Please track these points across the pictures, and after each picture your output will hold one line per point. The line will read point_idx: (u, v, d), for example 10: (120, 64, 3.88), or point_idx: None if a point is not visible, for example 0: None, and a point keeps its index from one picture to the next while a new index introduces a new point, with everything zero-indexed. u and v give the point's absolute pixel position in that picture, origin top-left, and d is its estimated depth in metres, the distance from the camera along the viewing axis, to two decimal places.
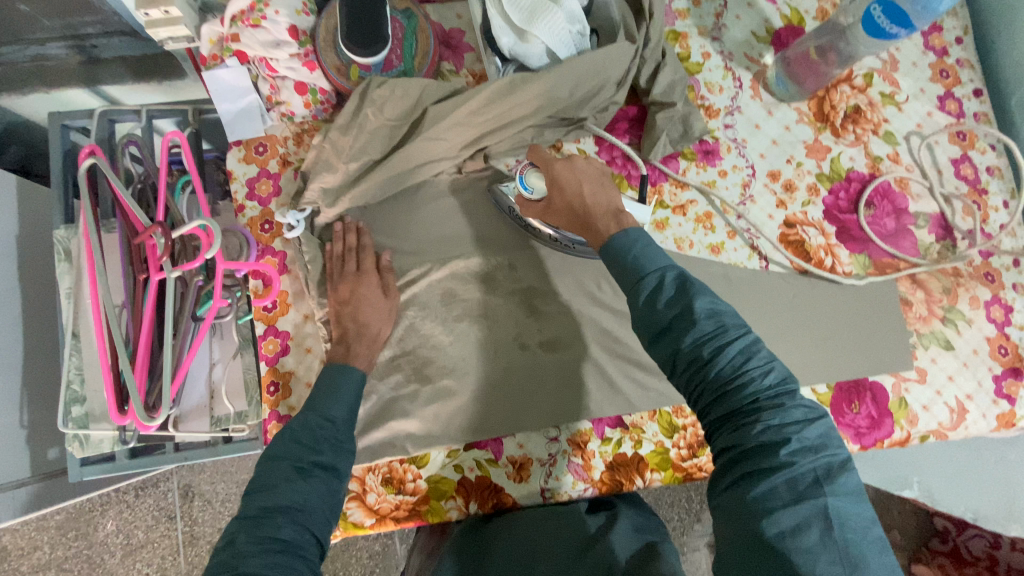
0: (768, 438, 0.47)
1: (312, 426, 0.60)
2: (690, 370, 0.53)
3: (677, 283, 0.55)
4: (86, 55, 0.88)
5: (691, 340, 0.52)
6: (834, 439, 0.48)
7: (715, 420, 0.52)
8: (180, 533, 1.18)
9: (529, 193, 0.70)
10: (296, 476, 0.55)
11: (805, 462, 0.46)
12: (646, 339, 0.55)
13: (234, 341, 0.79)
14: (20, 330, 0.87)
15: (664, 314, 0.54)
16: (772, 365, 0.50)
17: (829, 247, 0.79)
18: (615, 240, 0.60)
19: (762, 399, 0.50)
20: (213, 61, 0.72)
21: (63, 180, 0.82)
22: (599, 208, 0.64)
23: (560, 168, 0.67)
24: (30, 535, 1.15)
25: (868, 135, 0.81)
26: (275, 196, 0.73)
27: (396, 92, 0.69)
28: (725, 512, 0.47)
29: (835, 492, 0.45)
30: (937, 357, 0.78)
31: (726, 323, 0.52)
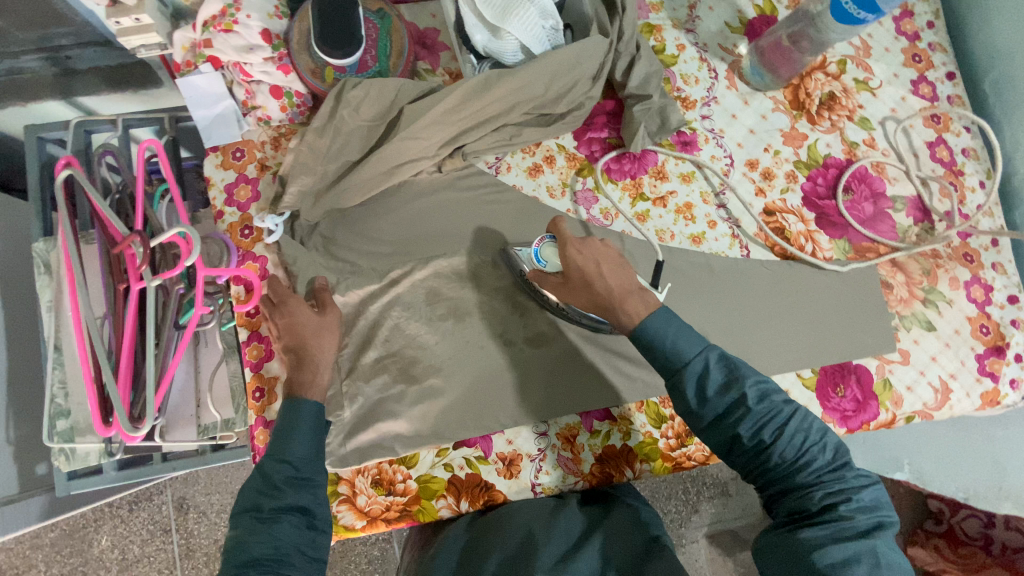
0: (828, 500, 0.54)
1: (276, 458, 0.59)
2: (749, 450, 0.57)
3: (724, 366, 0.58)
4: (60, 66, 0.87)
5: (750, 425, 0.56)
6: (880, 498, 0.55)
7: (773, 489, 0.57)
8: (175, 546, 1.17)
9: (544, 266, 0.69)
10: (261, 527, 0.55)
11: (860, 517, 0.53)
12: (699, 425, 0.58)
13: (218, 348, 0.78)
14: (4, 345, 0.87)
15: (719, 401, 0.57)
16: (825, 438, 0.56)
17: (809, 233, 0.79)
18: (648, 327, 0.60)
19: (821, 472, 0.55)
20: (186, 66, 0.70)
21: (41, 194, 0.81)
22: (622, 291, 0.63)
23: (578, 247, 0.65)
24: (24, 553, 1.14)
25: (844, 121, 0.82)
26: (255, 201, 0.73)
27: (371, 93, 0.68)
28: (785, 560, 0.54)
29: (884, 541, 0.52)
30: (919, 338, 0.79)
31: (780, 404, 0.56)
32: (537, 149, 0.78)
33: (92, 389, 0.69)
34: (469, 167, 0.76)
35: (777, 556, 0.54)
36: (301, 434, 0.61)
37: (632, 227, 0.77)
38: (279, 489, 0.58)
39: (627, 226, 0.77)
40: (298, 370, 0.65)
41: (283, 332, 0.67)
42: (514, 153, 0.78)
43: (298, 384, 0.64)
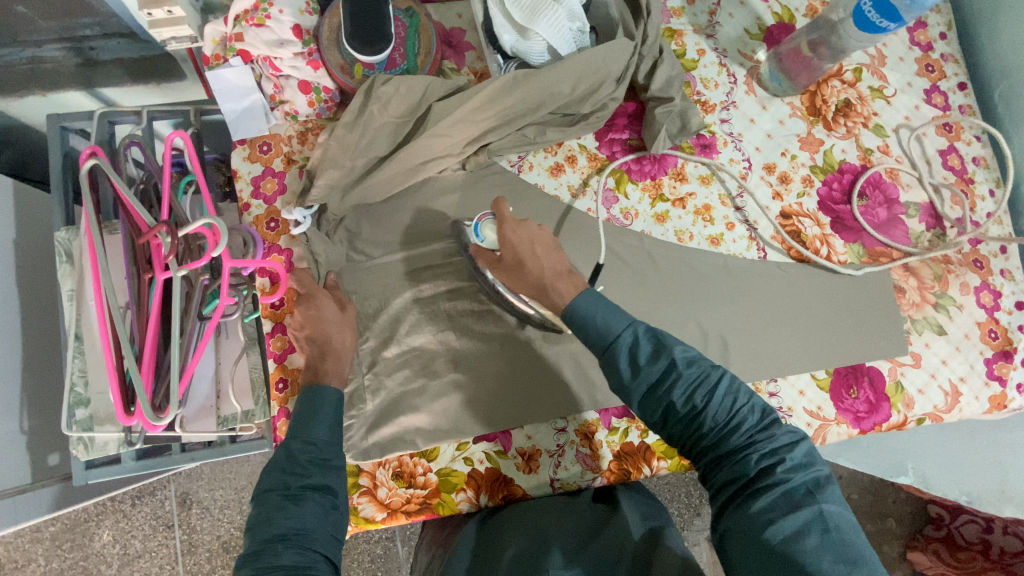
0: (764, 463, 0.53)
1: (302, 440, 0.60)
2: (684, 419, 0.57)
3: (652, 337, 0.59)
4: (84, 58, 0.88)
5: (681, 391, 0.56)
6: (816, 456, 0.55)
7: (711, 460, 0.56)
8: (178, 541, 1.17)
9: (481, 241, 0.71)
10: (288, 504, 0.56)
11: (797, 477, 0.52)
12: (636, 398, 0.58)
13: (240, 340, 0.78)
14: (19, 334, 0.86)
15: (651, 371, 0.57)
16: (753, 399, 0.56)
17: (825, 237, 0.81)
18: (578, 306, 0.61)
19: (753, 433, 0.55)
20: (216, 60, 0.72)
21: (63, 184, 0.81)
22: (552, 274, 0.65)
23: (513, 228, 0.68)
24: (24, 548, 1.14)
25: (859, 128, 0.84)
26: (281, 194, 0.74)
27: (401, 90, 0.69)
28: (734, 532, 0.52)
29: (825, 499, 0.51)
30: (930, 342, 0.81)
31: (708, 368, 0.56)
32: (559, 149, 0.79)
33: (115, 377, 0.69)
34: (492, 166, 0.77)
35: (728, 529, 0.52)
36: (324, 421, 0.62)
37: (652, 227, 0.78)
38: (305, 470, 0.58)
39: (647, 227, 0.78)
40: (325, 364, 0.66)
41: (309, 325, 0.67)
42: (537, 152, 0.79)
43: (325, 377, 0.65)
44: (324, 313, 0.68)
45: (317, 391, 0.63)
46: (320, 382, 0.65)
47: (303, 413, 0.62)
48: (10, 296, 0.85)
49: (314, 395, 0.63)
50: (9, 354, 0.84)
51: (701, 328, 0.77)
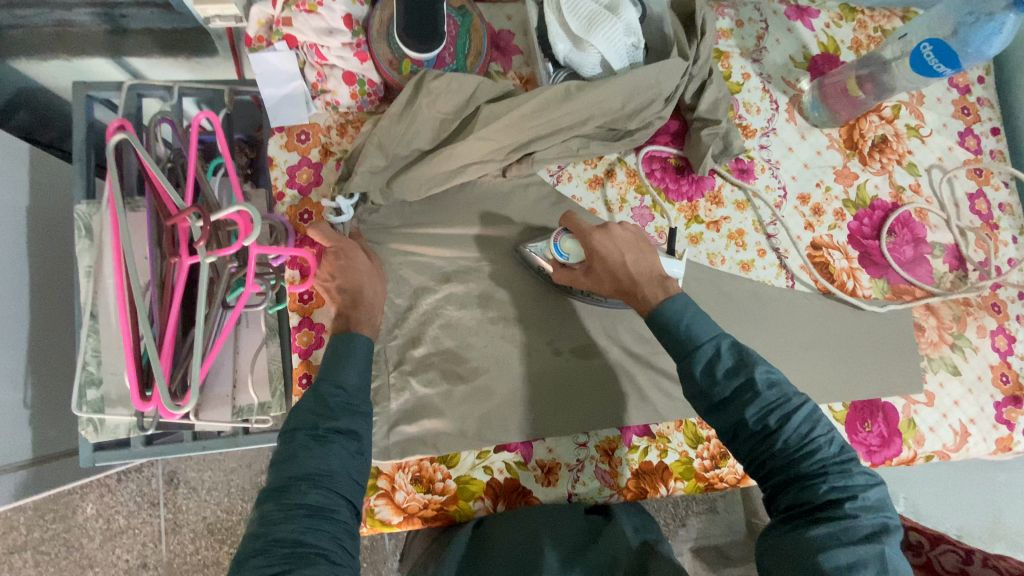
0: (832, 495, 0.53)
1: (332, 383, 0.60)
2: (754, 437, 0.57)
3: (735, 352, 0.59)
4: (113, 24, 0.86)
5: (756, 411, 0.56)
6: (888, 503, 0.54)
7: (776, 481, 0.57)
8: (163, 520, 1.15)
9: (565, 259, 0.69)
10: (314, 444, 0.55)
11: (865, 516, 0.52)
12: (707, 406, 0.59)
13: (261, 331, 0.76)
14: (27, 303, 0.84)
15: (726, 384, 0.58)
16: (833, 432, 0.56)
17: (852, 270, 0.82)
18: (665, 311, 0.63)
19: (826, 464, 0.55)
20: (258, 43, 0.70)
21: (86, 156, 0.78)
22: (644, 276, 0.66)
23: (602, 237, 0.67)
24: (5, 516, 1.10)
25: (893, 165, 0.85)
26: (316, 186, 0.73)
27: (451, 86, 0.68)
28: (788, 551, 0.53)
29: (889, 543, 0.51)
30: (944, 382, 0.82)
31: (789, 394, 0.57)
32: (598, 162, 0.78)
33: (133, 361, 0.67)
34: (532, 175, 0.77)
35: (780, 547, 0.53)
36: (353, 365, 0.62)
37: (685, 248, 0.78)
38: (333, 412, 0.58)
39: (680, 247, 0.78)
40: None
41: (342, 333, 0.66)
42: (576, 164, 0.78)
43: None
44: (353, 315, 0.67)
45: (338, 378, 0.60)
46: (350, 330, 0.64)
47: (334, 357, 0.62)
48: (19, 262, 0.82)
49: (348, 341, 0.63)
50: (16, 324, 0.81)
51: None
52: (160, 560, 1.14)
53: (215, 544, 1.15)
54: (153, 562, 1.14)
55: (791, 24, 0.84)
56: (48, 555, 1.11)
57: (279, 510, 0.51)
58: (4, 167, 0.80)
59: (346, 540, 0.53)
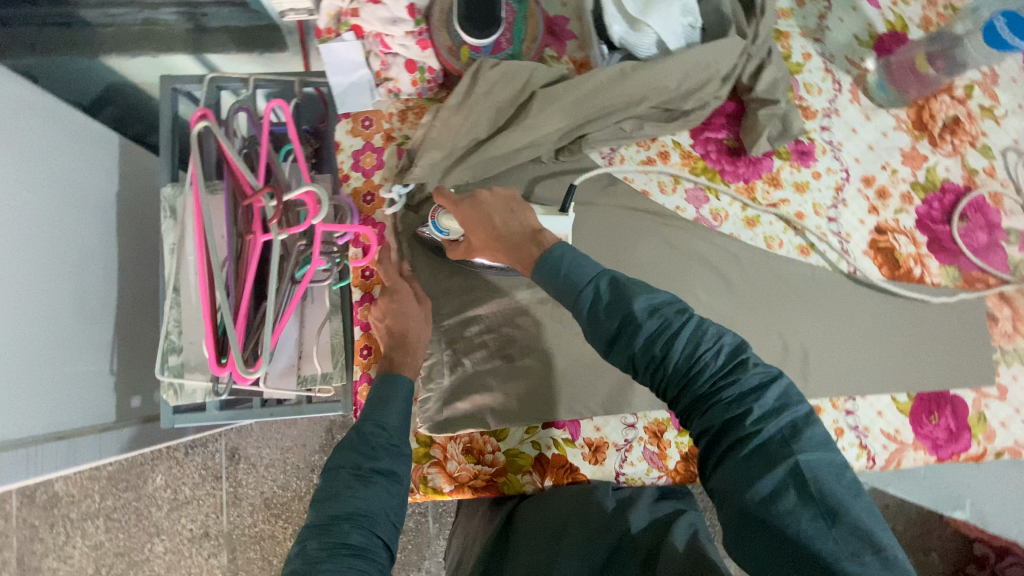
0: (732, 413, 0.48)
1: (372, 423, 0.63)
2: (649, 369, 0.53)
3: (615, 286, 0.55)
4: (195, 23, 0.94)
5: (642, 341, 0.52)
6: (794, 396, 0.48)
7: (683, 410, 0.52)
8: (224, 493, 1.23)
9: (445, 234, 0.71)
10: (357, 484, 0.57)
11: (769, 426, 0.46)
12: (601, 349, 0.55)
13: (324, 306, 0.81)
14: (115, 283, 0.92)
15: (609, 323, 0.54)
16: (717, 341, 0.51)
17: (919, 256, 0.78)
18: (543, 265, 0.59)
19: (716, 379, 0.50)
20: (327, 34, 0.74)
21: (171, 144, 0.86)
22: (518, 237, 0.64)
23: (469, 207, 0.66)
24: (81, 484, 1.19)
25: (965, 147, 0.81)
26: (379, 169, 0.75)
27: (506, 75, 0.70)
28: (718, 494, 0.47)
29: (804, 448, 0.45)
30: (1019, 376, 0.78)
31: (670, 315, 0.52)
32: (652, 144, 0.79)
33: (211, 328, 0.72)
34: (584, 159, 0.78)
35: (710, 489, 0.48)
36: (396, 405, 0.64)
37: (740, 230, 0.78)
38: (376, 452, 0.60)
39: (735, 230, 0.78)
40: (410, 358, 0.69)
41: (402, 320, 0.70)
42: (629, 146, 0.79)
43: (406, 369, 0.68)
44: (408, 303, 0.71)
45: (392, 378, 0.66)
46: (394, 371, 0.68)
47: (378, 398, 0.65)
48: (108, 243, 0.90)
49: (391, 381, 0.66)
50: (104, 304, 0.89)
51: (782, 339, 0.75)
52: (221, 530, 1.22)
53: (270, 518, 1.22)
54: (215, 532, 1.22)
55: (855, 2, 0.82)
56: (120, 522, 1.20)
57: (320, 549, 0.52)
58: (95, 155, 0.89)
59: None
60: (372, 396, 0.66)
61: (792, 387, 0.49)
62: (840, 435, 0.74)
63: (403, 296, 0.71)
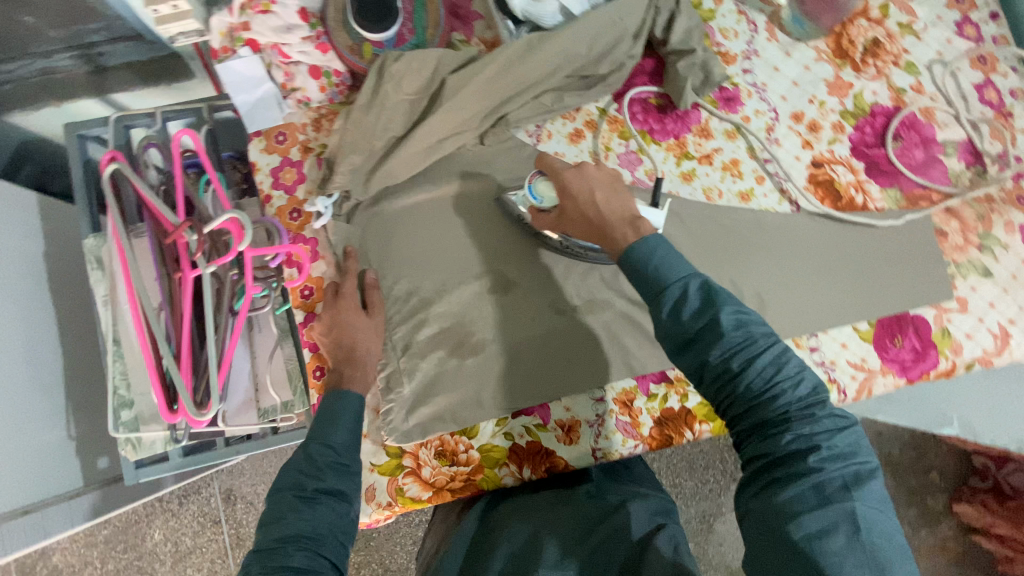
0: (797, 446, 0.49)
1: (320, 443, 0.60)
2: (717, 381, 0.54)
3: (703, 291, 0.55)
4: (93, 64, 0.87)
5: (720, 352, 0.53)
6: (864, 449, 0.50)
7: (743, 429, 0.54)
8: (226, 536, 1.20)
9: (540, 203, 0.69)
10: (302, 505, 0.55)
11: (833, 467, 0.48)
12: (670, 349, 0.56)
13: (273, 333, 0.78)
14: (58, 345, 0.89)
15: (691, 325, 0.54)
16: (802, 374, 0.52)
17: (859, 183, 0.78)
18: (632, 251, 0.59)
19: (790, 407, 0.51)
20: (224, 53, 0.71)
21: (87, 194, 0.82)
22: (616, 216, 0.63)
23: (570, 177, 0.66)
24: (79, 552, 1.17)
25: (889, 67, 0.80)
26: (302, 183, 0.72)
27: (413, 66, 0.68)
28: (756, 516, 0.49)
29: (863, 498, 0.47)
30: (977, 286, 0.78)
31: (757, 334, 0.53)
32: (577, 115, 0.77)
33: (156, 376, 0.70)
34: (511, 139, 0.75)
35: (749, 510, 0.50)
36: (344, 423, 0.62)
37: (678, 186, 0.76)
38: (321, 472, 0.58)
39: (674, 187, 0.76)
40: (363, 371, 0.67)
41: (348, 333, 0.68)
42: (555, 120, 0.76)
43: (353, 382, 0.66)
44: (350, 312, 0.68)
45: (341, 392, 0.64)
46: (343, 386, 0.65)
47: (326, 415, 0.62)
48: (45, 306, 0.87)
49: (340, 397, 0.64)
50: (50, 370, 0.86)
51: (737, 288, 0.75)
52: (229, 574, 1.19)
53: None
54: None
55: None
56: None
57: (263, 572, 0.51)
58: (16, 215, 0.84)
59: None
60: (319, 415, 0.63)
61: (860, 437, 0.51)
62: None
63: (345, 306, 0.69)
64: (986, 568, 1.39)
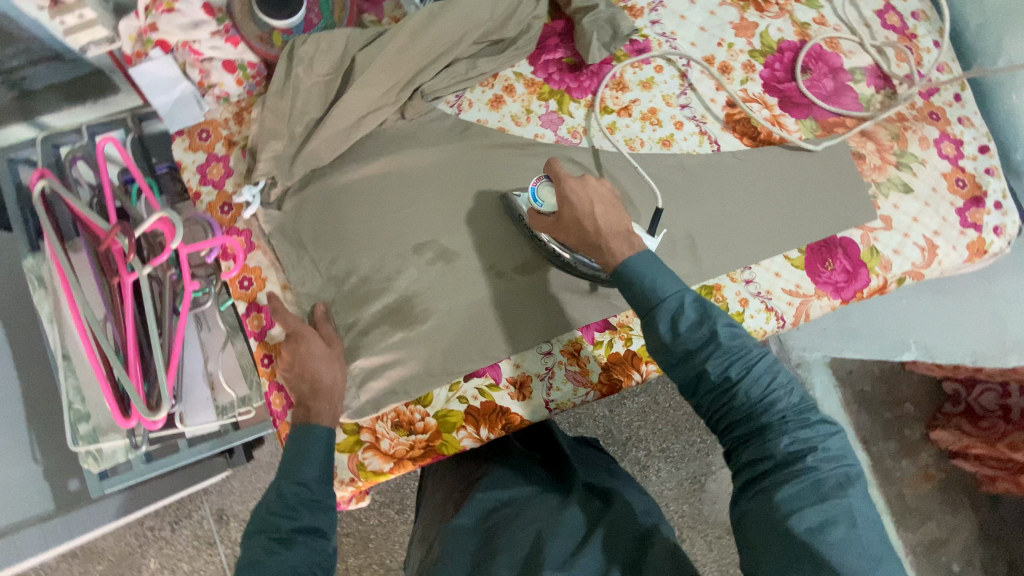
0: (795, 448, 0.52)
1: (292, 481, 0.61)
2: (714, 390, 0.56)
3: (698, 304, 0.57)
4: (18, 90, 0.86)
5: (718, 363, 0.55)
6: (851, 450, 0.54)
7: (738, 436, 0.56)
8: (223, 557, 1.20)
9: (540, 205, 0.70)
10: (278, 547, 0.56)
11: (827, 467, 0.51)
12: (667, 362, 0.58)
13: (221, 330, 0.80)
14: (16, 374, 0.89)
15: (690, 338, 0.56)
16: (791, 383, 0.56)
17: (775, 118, 0.80)
18: (632, 263, 0.60)
19: (785, 414, 0.54)
20: (138, 58, 0.72)
21: (21, 215, 0.82)
22: (610, 229, 0.64)
23: (571, 188, 0.66)
24: None
25: (791, 4, 0.83)
26: (228, 177, 0.74)
27: (321, 47, 0.69)
28: (760, 516, 0.51)
29: (855, 496, 0.51)
30: (898, 203, 0.80)
31: (750, 345, 0.56)
32: (495, 81, 0.78)
33: (107, 384, 0.69)
34: (432, 112, 0.77)
35: (750, 510, 0.52)
36: (315, 458, 0.63)
37: (602, 140, 0.78)
38: (296, 511, 0.59)
39: (597, 141, 0.78)
40: (305, 347, 0.67)
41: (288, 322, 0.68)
42: (474, 89, 0.78)
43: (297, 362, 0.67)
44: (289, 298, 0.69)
45: (308, 429, 0.64)
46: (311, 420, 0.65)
47: (296, 450, 0.63)
48: None
49: (307, 434, 0.64)
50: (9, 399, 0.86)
51: (669, 232, 0.77)
52: None
53: None
54: None
55: None
56: None
57: None
58: None
59: None
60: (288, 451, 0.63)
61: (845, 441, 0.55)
62: (745, 305, 0.77)
63: (308, 338, 0.68)
64: (970, 490, 1.42)
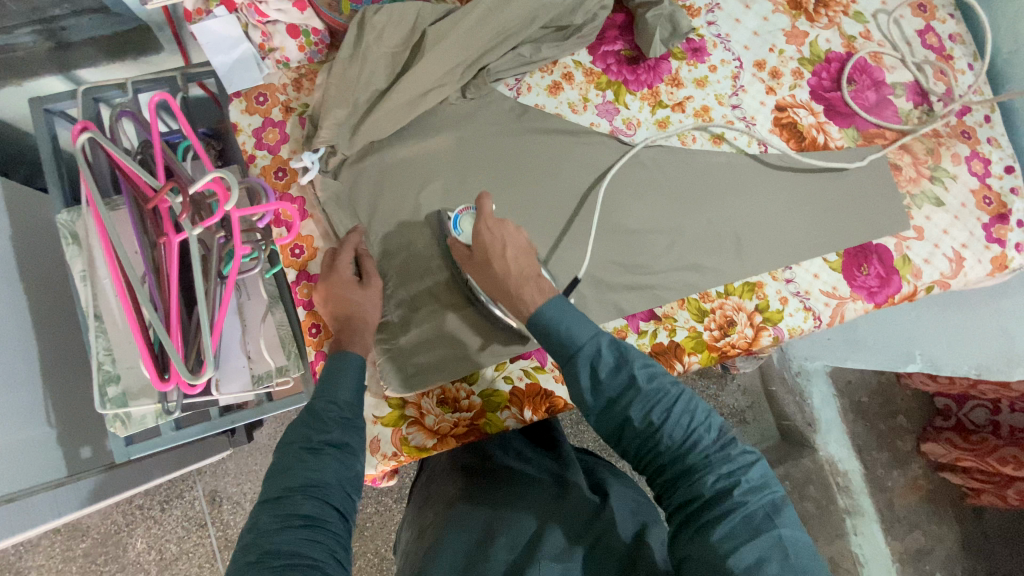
0: (722, 486, 0.52)
1: (325, 400, 0.59)
2: (639, 435, 0.55)
3: (615, 348, 0.57)
4: (56, 40, 0.85)
5: (640, 408, 0.55)
6: (773, 477, 0.54)
7: (668, 479, 0.55)
8: (213, 539, 1.17)
9: (458, 234, 0.70)
10: (308, 456, 0.54)
11: (755, 500, 0.51)
12: (591, 411, 0.57)
13: (263, 299, 0.77)
14: (33, 331, 0.85)
15: (611, 384, 0.56)
16: (710, 418, 0.55)
17: (820, 125, 0.83)
18: (544, 311, 0.60)
19: (708, 452, 0.54)
20: (197, 14, 0.69)
21: (57, 167, 0.79)
22: (522, 277, 0.64)
23: (487, 228, 0.66)
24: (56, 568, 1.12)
25: (840, 17, 0.86)
26: (285, 143, 0.75)
27: (393, 18, 0.71)
28: (700, 563, 0.50)
29: (783, 524, 0.50)
30: (930, 215, 0.83)
31: (668, 385, 0.56)
32: (554, 68, 0.79)
33: (145, 346, 0.65)
34: (492, 94, 0.78)
35: (687, 556, 0.51)
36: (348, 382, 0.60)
37: (655, 134, 0.80)
38: (326, 425, 0.57)
39: (651, 134, 0.80)
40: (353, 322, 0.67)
41: (337, 301, 0.67)
42: (533, 74, 0.79)
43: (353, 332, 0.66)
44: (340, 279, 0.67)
45: (343, 357, 0.62)
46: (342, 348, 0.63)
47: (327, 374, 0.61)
48: (19, 293, 0.84)
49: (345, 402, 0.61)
50: (26, 358, 0.83)
51: (714, 228, 0.79)
52: None
53: None
54: None
55: None
56: None
57: (273, 521, 0.50)
58: None
59: (340, 552, 0.52)
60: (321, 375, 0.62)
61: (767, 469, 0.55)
62: (785, 303, 0.78)
63: (347, 290, 0.67)
64: (955, 503, 1.45)
